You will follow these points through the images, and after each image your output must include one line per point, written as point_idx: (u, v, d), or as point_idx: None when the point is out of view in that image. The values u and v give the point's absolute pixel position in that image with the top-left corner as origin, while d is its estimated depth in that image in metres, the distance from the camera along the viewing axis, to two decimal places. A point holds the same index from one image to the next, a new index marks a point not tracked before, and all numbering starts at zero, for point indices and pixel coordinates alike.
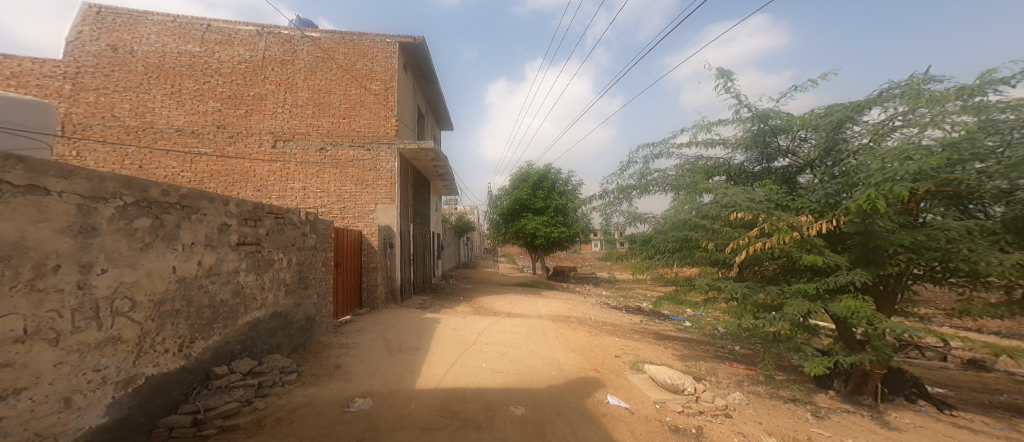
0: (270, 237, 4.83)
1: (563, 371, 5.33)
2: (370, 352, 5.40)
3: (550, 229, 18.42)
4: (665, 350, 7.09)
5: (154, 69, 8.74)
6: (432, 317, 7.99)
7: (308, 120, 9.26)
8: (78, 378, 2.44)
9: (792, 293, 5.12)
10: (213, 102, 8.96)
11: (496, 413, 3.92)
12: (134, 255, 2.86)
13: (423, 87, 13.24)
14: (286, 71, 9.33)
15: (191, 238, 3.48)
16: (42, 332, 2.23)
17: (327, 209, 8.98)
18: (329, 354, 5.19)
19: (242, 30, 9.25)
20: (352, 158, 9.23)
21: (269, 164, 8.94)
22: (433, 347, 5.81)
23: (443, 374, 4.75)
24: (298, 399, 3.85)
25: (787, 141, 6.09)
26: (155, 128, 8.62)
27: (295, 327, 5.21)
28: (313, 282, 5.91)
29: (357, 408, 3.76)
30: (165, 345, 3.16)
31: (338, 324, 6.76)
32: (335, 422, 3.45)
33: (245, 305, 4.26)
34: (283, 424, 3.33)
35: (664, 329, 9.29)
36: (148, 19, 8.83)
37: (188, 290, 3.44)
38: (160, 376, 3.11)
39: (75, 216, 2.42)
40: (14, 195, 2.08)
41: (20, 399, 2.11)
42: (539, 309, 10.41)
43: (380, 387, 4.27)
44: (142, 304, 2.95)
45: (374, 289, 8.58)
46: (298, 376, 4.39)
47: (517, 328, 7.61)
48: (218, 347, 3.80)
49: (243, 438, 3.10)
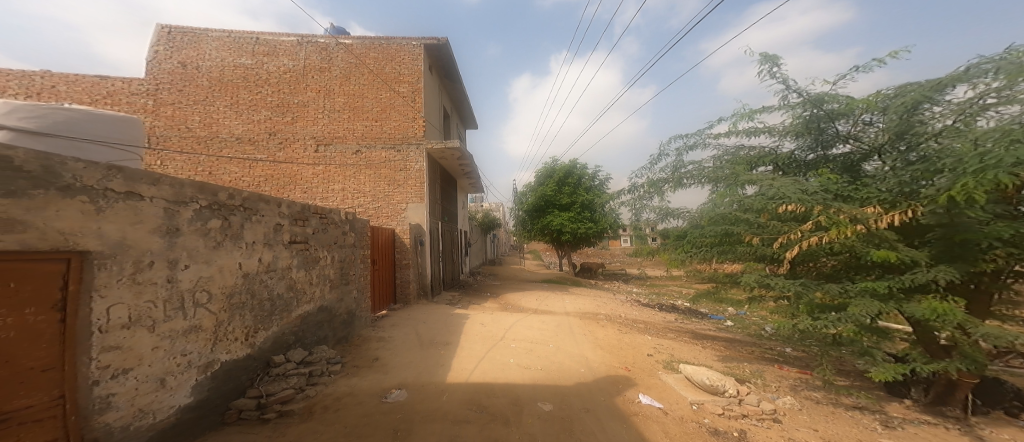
0: (316, 236, 5.13)
1: (591, 369, 5.26)
2: (403, 345, 5.61)
3: (576, 225, 18.14)
4: (703, 350, 6.78)
5: (216, 83, 9.49)
6: (461, 312, 8.17)
7: (345, 124, 9.70)
8: (171, 361, 2.75)
9: (857, 292, 4.73)
10: (265, 110, 9.60)
11: (525, 408, 3.95)
12: (209, 252, 3.18)
13: (448, 88, 13.46)
14: (324, 78, 9.81)
15: (252, 237, 3.77)
16: (143, 319, 2.54)
17: (363, 208, 9.42)
18: (371, 347, 5.45)
19: (284, 41, 9.83)
20: (384, 159, 9.60)
21: (313, 167, 9.47)
22: (462, 342, 5.95)
23: (472, 369, 4.84)
24: (342, 389, 4.07)
25: (847, 125, 5.62)
26: (220, 137, 9.40)
27: (339, 321, 5.51)
28: (354, 278, 6.23)
29: (393, 399, 3.92)
30: (234, 334, 3.45)
31: (375, 318, 7.07)
32: (375, 411, 3.63)
33: (298, 299, 4.57)
34: (330, 412, 3.54)
35: (702, 328, 8.90)
36: (208, 37, 9.59)
37: (252, 284, 3.75)
38: (231, 363, 3.41)
39: (163, 217, 2.72)
40: (115, 201, 2.38)
41: (128, 378, 2.44)
42: (567, 306, 10.33)
43: (414, 379, 4.42)
44: (217, 296, 3.26)
45: (407, 284, 8.88)
46: (342, 367, 4.64)
47: (545, 325, 7.60)
48: (276, 337, 4.10)
49: (300, 422, 3.33)
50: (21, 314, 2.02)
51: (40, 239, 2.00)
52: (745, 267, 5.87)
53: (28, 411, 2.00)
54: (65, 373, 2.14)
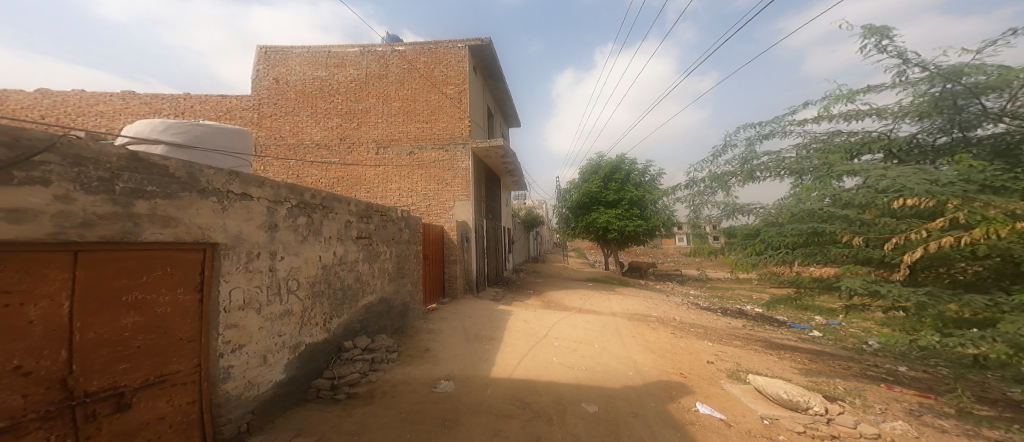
0: (378, 232, 5.50)
1: (640, 372, 5.04)
2: (450, 338, 5.82)
3: (624, 222, 17.40)
4: (782, 361, 6.17)
5: (300, 95, 10.56)
6: (504, 308, 8.27)
7: (400, 126, 10.25)
8: (270, 341, 3.23)
9: (1014, 308, 3.75)
10: (336, 118, 10.47)
11: (569, 408, 3.90)
12: (298, 246, 3.64)
13: (493, 88, 13.60)
14: (381, 85, 10.46)
15: (329, 233, 4.18)
16: (252, 302, 3.06)
17: (415, 206, 9.92)
18: (424, 338, 5.73)
19: (349, 53, 10.64)
20: (434, 159, 10.01)
21: (374, 168, 10.16)
22: (506, 337, 6.02)
23: (516, 365, 4.88)
24: (398, 376, 4.33)
25: (999, 100, 4.50)
26: (304, 143, 10.42)
27: (395, 312, 5.86)
28: (409, 272, 6.59)
29: (442, 389, 4.08)
30: (314, 320, 3.87)
31: (426, 311, 7.41)
32: (426, 400, 3.81)
33: (363, 290, 4.94)
34: (388, 397, 3.79)
35: (779, 337, 8.04)
36: (293, 53, 10.61)
37: (329, 276, 4.16)
38: (313, 345, 3.83)
39: (266, 215, 3.23)
40: (235, 201, 2.92)
41: (242, 352, 2.94)
42: (613, 306, 9.97)
43: (460, 371, 4.57)
44: (304, 284, 3.72)
45: (455, 280, 9.19)
46: (398, 356, 4.92)
47: (589, 324, 7.41)
48: (345, 326, 4.47)
49: (364, 405, 3.62)
50: (175, 293, 2.55)
51: (186, 233, 2.54)
52: (843, 271, 5.05)
53: (177, 375, 2.52)
54: (200, 344, 2.67)
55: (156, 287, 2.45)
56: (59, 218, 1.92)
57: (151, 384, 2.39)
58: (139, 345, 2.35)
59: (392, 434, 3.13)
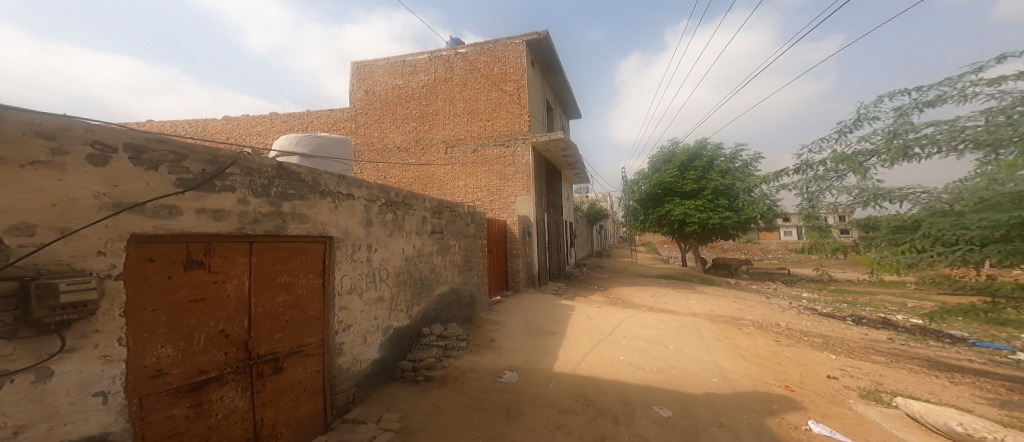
0: (449, 226, 5.80)
1: (728, 381, 4.62)
2: (514, 330, 5.93)
3: (705, 215, 15.96)
4: (943, 383, 5.00)
5: (383, 103, 11.48)
6: (568, 303, 8.17)
7: (465, 126, 10.62)
8: (368, 323, 3.68)
9: None
10: (411, 121, 11.19)
11: (638, 409, 3.75)
12: (387, 239, 4.04)
13: (553, 81, 13.35)
14: (448, 88, 10.94)
15: (410, 227, 4.54)
16: (355, 288, 3.54)
17: (480, 202, 10.25)
18: (491, 329, 5.94)
19: (419, 59, 11.29)
20: (497, 155, 10.22)
21: (445, 166, 10.68)
22: (569, 333, 5.95)
23: (579, 361, 4.83)
24: (466, 364, 4.53)
25: None
26: (389, 147, 11.29)
27: (464, 302, 6.14)
28: (475, 265, 6.84)
29: (506, 380, 4.19)
30: (400, 306, 4.25)
31: (491, 303, 7.65)
32: (490, 388, 3.95)
33: (437, 281, 5.27)
34: (457, 383, 4.01)
35: (954, 358, 6.38)
36: (377, 65, 11.57)
37: (410, 267, 4.51)
38: (399, 329, 4.22)
39: (363, 211, 3.68)
40: (341, 200, 3.41)
41: (349, 331, 3.44)
42: (687, 305, 9.27)
43: (524, 364, 4.65)
44: (392, 274, 4.12)
45: (518, 273, 9.33)
46: (467, 344, 5.14)
47: (661, 324, 6.99)
48: (422, 314, 4.80)
49: (438, 388, 3.85)
50: (309, 278, 3.11)
51: (313, 228, 3.10)
52: None
53: (310, 347, 3.07)
54: (325, 321, 3.22)
55: (298, 272, 3.02)
56: (240, 216, 2.55)
57: (293, 352, 2.93)
58: (288, 319, 2.94)
59: (460, 418, 3.31)
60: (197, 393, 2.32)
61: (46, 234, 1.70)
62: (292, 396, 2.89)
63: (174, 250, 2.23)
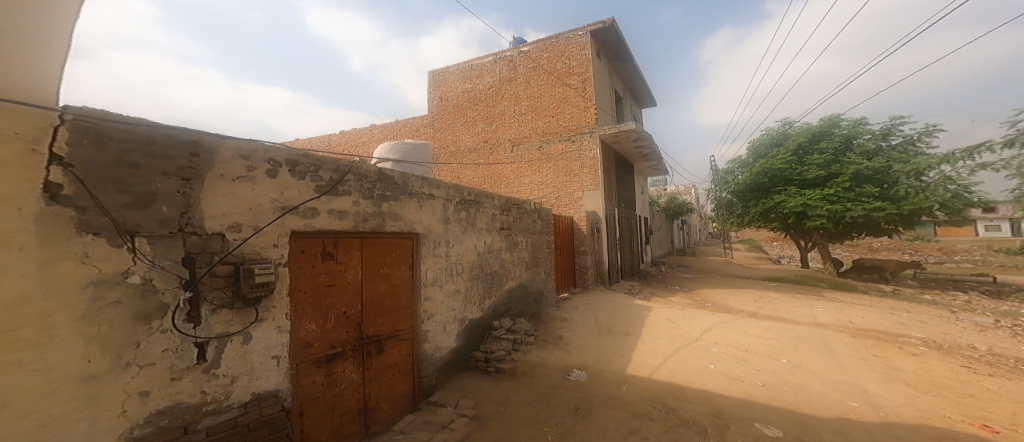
0: (516, 223, 5.87)
1: (876, 409, 3.76)
2: (584, 329, 5.82)
3: (840, 208, 11.27)
4: None
5: (452, 107, 11.98)
6: (642, 304, 7.75)
7: (530, 124, 10.65)
8: (447, 314, 3.93)
9: None
10: (478, 123, 11.49)
11: (733, 424, 3.42)
12: (462, 235, 4.25)
13: (619, 69, 12.72)
14: (513, 88, 11.05)
15: (481, 224, 4.71)
16: (436, 281, 3.79)
17: (546, 199, 10.23)
18: (558, 325, 5.94)
19: (484, 62, 11.59)
20: (562, 151, 10.10)
21: (511, 165, 10.82)
22: (645, 335, 5.66)
23: (656, 365, 4.59)
24: (535, 359, 4.57)
25: None
26: (460, 149, 11.68)
27: (531, 298, 6.19)
28: (541, 261, 6.85)
29: (575, 378, 4.15)
30: (474, 299, 4.45)
31: (559, 300, 7.59)
32: (559, 385, 3.94)
33: (506, 276, 5.39)
34: (527, 377, 4.06)
35: None
36: (448, 72, 12.11)
37: (482, 262, 4.69)
38: (473, 321, 4.41)
39: (442, 209, 3.93)
40: (424, 200, 3.68)
41: (432, 320, 3.71)
42: (783, 308, 8.18)
43: (593, 363, 4.55)
44: (467, 268, 4.33)
45: (586, 270, 9.10)
46: (535, 340, 5.18)
47: (753, 330, 6.26)
48: (493, 307, 4.95)
49: (508, 380, 3.96)
50: (401, 270, 3.43)
51: (404, 226, 3.42)
52: None
53: (404, 332, 3.40)
54: (414, 310, 3.53)
55: (395, 264, 3.37)
56: (354, 216, 3.00)
57: (392, 336, 3.29)
58: (387, 305, 3.30)
59: (529, 411, 3.35)
60: (328, 365, 2.81)
61: (246, 231, 2.37)
62: (389, 375, 3.24)
63: (315, 244, 2.77)
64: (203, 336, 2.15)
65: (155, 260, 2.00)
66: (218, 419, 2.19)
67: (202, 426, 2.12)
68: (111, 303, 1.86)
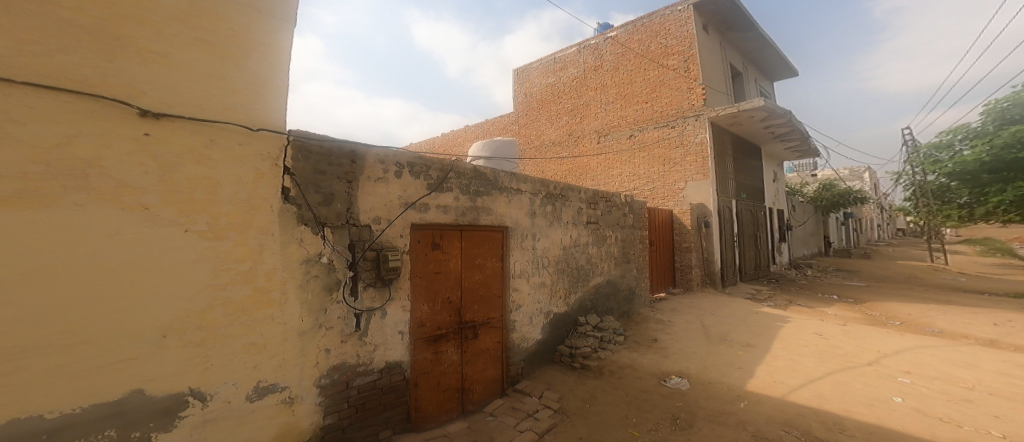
0: (604, 217, 5.59)
1: None
2: (687, 334, 5.28)
3: None
4: None
5: (536, 103, 12.21)
6: (767, 312, 6.61)
7: (619, 112, 10.09)
8: (534, 306, 4.01)
9: None
10: (562, 116, 11.48)
11: None
12: (547, 229, 4.27)
13: (739, 40, 10.98)
14: (599, 76, 10.65)
15: (567, 217, 4.65)
16: (523, 273, 3.89)
17: (640, 190, 9.55)
18: (650, 327, 5.53)
19: (568, 54, 11.46)
20: (658, 138, 9.28)
21: (598, 157, 10.50)
22: (772, 348, 4.80)
23: (795, 386, 3.71)
24: (624, 360, 4.34)
25: None
26: (545, 143, 11.92)
27: (621, 296, 5.87)
28: (634, 258, 6.40)
29: (673, 385, 3.79)
30: (559, 293, 4.44)
31: (653, 300, 7.05)
32: (653, 391, 3.64)
33: (593, 270, 5.21)
34: (615, 377, 3.89)
35: None
36: (531, 69, 12.35)
37: (568, 256, 4.63)
38: (557, 315, 4.41)
39: (529, 203, 4.00)
40: (513, 194, 3.80)
41: (521, 311, 3.85)
42: (984, 328, 6.08)
43: (697, 372, 4.08)
44: (552, 261, 4.35)
45: (688, 270, 8.28)
46: (625, 340, 4.92)
47: (927, 352, 4.81)
48: (578, 302, 4.85)
49: (594, 378, 3.86)
50: (494, 262, 3.60)
51: (496, 219, 3.60)
52: None
53: (495, 320, 3.58)
54: (504, 299, 3.69)
55: (489, 255, 3.55)
56: (455, 210, 3.25)
57: (486, 323, 3.50)
58: (481, 293, 3.50)
59: (618, 412, 3.22)
60: (435, 344, 3.11)
61: (384, 223, 2.79)
62: (482, 359, 3.45)
63: (427, 234, 3.07)
64: (359, 309, 2.66)
65: (334, 246, 2.56)
66: (366, 379, 2.69)
67: (355, 382, 2.64)
68: (313, 276, 2.46)
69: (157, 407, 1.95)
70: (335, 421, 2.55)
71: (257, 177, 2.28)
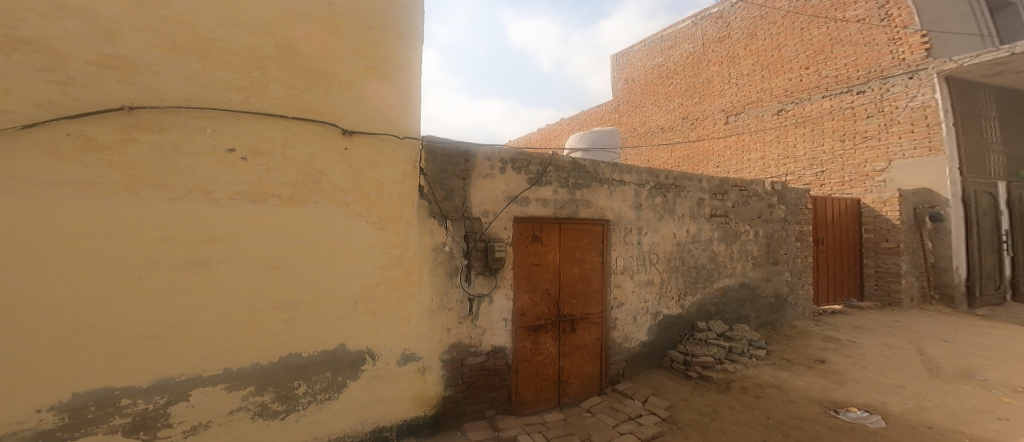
0: (737, 210, 4.54)
1: None
2: (883, 362, 3.83)
3: None
4: None
5: (640, 86, 11.66)
6: None
7: (761, 85, 8.82)
8: (639, 305, 3.75)
9: None
10: (675, 98, 10.70)
11: None
12: (657, 223, 3.89)
13: None
14: (725, 48, 9.57)
15: (682, 211, 4.09)
16: (625, 269, 3.68)
17: (797, 176, 8.15)
18: (812, 346, 4.28)
19: (680, 29, 10.67)
20: (828, 110, 7.67)
21: (725, 139, 9.51)
22: None
23: None
24: (769, 379, 3.54)
25: None
26: (648, 129, 11.41)
27: (763, 304, 4.72)
28: (787, 258, 5.00)
29: (855, 417, 2.83)
30: (671, 293, 4.01)
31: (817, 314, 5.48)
32: (816, 420, 2.81)
33: (720, 271, 4.38)
34: (751, 395, 3.26)
35: None
36: (633, 52, 11.81)
37: (683, 253, 4.08)
38: (670, 317, 4.00)
39: (632, 195, 3.75)
40: (615, 186, 3.65)
41: (622, 309, 3.66)
42: None
43: (896, 407, 2.94)
44: (663, 258, 3.94)
45: (891, 279, 6.21)
46: (769, 354, 4.06)
47: None
48: (699, 305, 4.22)
49: (719, 392, 3.36)
50: (592, 256, 3.53)
51: (596, 212, 3.53)
52: None
53: (592, 316, 3.51)
54: (603, 295, 3.57)
55: (587, 249, 3.51)
56: (555, 203, 3.36)
57: (581, 318, 3.46)
58: (579, 287, 3.49)
59: (749, 435, 2.68)
60: (534, 335, 3.28)
61: (490, 216, 3.12)
62: (580, 355, 3.47)
63: (526, 227, 3.26)
64: (472, 293, 3.04)
65: (454, 237, 2.98)
66: (477, 359, 3.05)
67: (468, 361, 3.02)
68: (439, 262, 2.94)
69: (351, 359, 2.65)
70: (452, 394, 2.97)
71: (404, 179, 2.81)
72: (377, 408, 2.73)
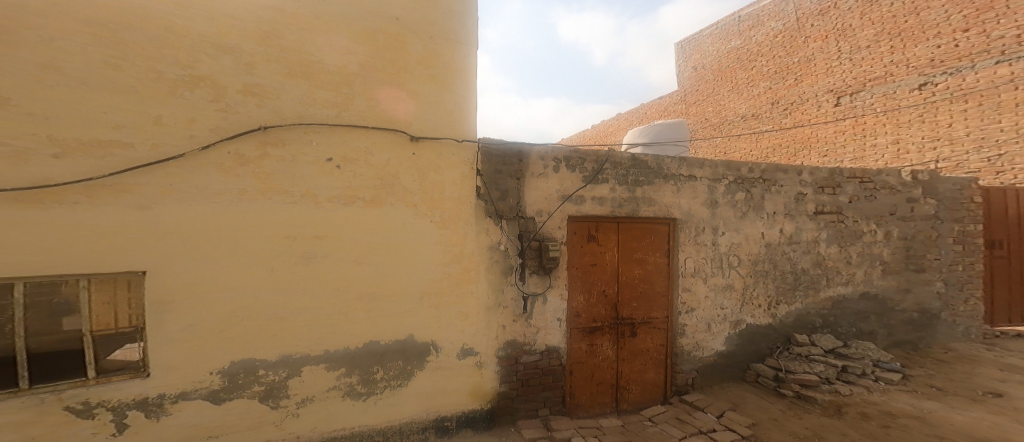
0: (857, 205, 4.17)
1: None
2: None
3: None
4: None
5: (718, 74, 10.83)
6: None
7: (887, 57, 7.45)
8: (714, 311, 3.67)
9: None
10: (763, 82, 9.68)
11: None
12: (738, 222, 3.74)
13: None
14: (830, 20, 8.33)
15: (773, 208, 3.88)
16: (697, 272, 3.60)
17: (958, 160, 6.52)
18: (979, 374, 3.73)
19: (766, 5, 9.52)
20: (1005, 77, 6.00)
21: (834, 124, 8.27)
22: None
23: None
24: (901, 407, 3.18)
25: None
26: (729, 119, 10.57)
27: (898, 318, 4.30)
28: (939, 264, 4.42)
29: None
30: (758, 300, 3.85)
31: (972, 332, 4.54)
32: None
33: (829, 278, 4.09)
34: (872, 422, 2.95)
35: None
36: (704, 38, 11.24)
37: (774, 254, 3.89)
38: (756, 326, 3.87)
39: (706, 192, 3.62)
40: (684, 183, 3.53)
41: (693, 315, 3.60)
42: None
43: None
44: (745, 261, 3.79)
45: None
46: (904, 380, 3.67)
47: None
48: (800, 314, 4.02)
49: (831, 416, 3.08)
50: (657, 258, 3.49)
51: (660, 210, 3.44)
52: None
53: (657, 320, 3.51)
54: (670, 299, 3.54)
55: (649, 250, 3.47)
56: (612, 201, 3.30)
57: (642, 322, 3.45)
58: (641, 290, 3.47)
59: None
60: (590, 336, 3.31)
61: (544, 215, 3.15)
62: (642, 360, 3.47)
63: (584, 226, 3.27)
64: (526, 292, 3.10)
65: (507, 236, 3.07)
66: (530, 358, 3.10)
67: (522, 359, 3.08)
68: (494, 261, 3.03)
69: (418, 350, 2.83)
70: (506, 390, 3.04)
71: (463, 180, 2.98)
72: (439, 398, 2.88)
